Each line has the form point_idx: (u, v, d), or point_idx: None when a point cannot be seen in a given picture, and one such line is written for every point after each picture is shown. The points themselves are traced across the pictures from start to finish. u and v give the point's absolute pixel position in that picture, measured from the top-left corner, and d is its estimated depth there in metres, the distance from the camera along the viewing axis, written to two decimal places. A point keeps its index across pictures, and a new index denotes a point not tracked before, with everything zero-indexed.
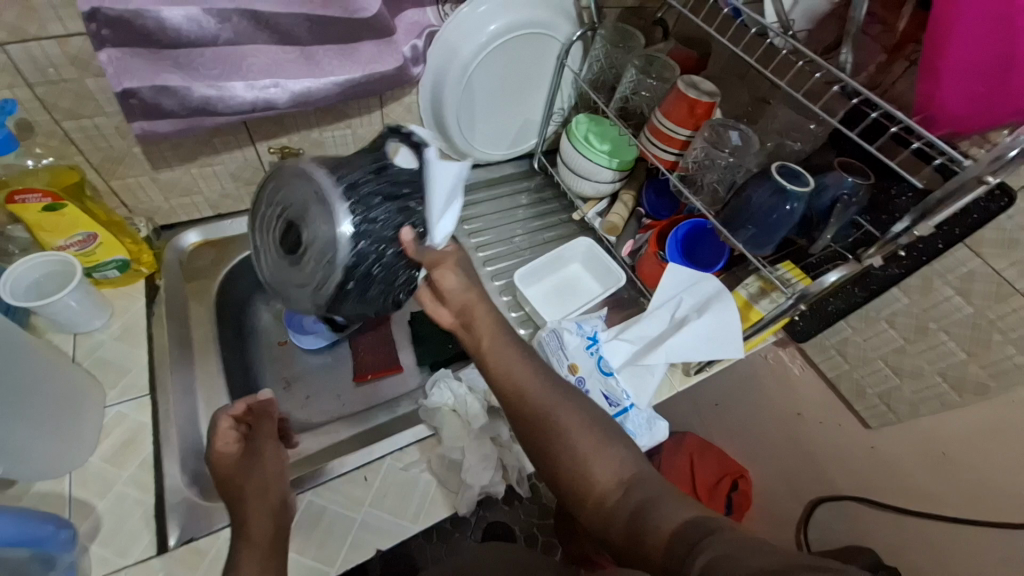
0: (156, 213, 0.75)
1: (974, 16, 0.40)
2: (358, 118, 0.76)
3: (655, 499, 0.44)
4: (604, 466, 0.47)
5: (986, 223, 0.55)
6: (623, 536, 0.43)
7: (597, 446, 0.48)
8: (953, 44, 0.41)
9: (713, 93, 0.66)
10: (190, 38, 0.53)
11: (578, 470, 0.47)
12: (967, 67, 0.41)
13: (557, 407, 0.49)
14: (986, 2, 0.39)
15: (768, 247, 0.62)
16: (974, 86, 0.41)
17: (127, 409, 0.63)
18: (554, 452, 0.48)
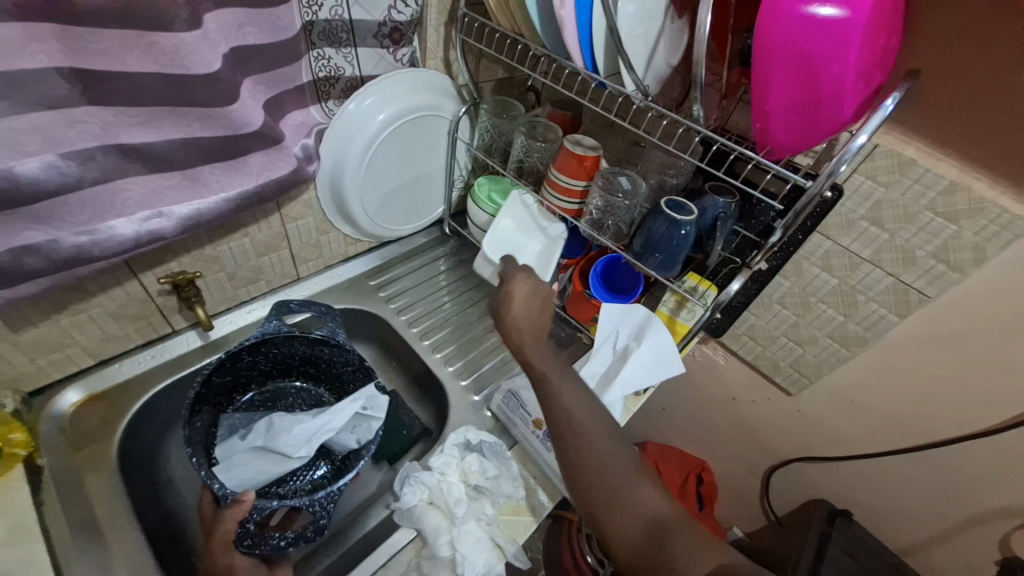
0: (21, 380, 0.63)
1: (784, 78, 0.48)
2: (255, 224, 0.72)
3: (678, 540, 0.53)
4: (633, 502, 0.55)
5: (825, 214, 0.69)
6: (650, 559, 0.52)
7: (634, 482, 0.56)
8: (773, 98, 0.49)
9: (595, 147, 0.74)
10: (51, 187, 0.47)
11: (615, 502, 0.55)
12: (788, 112, 0.50)
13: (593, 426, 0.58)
14: (789, 67, 0.48)
15: (675, 268, 0.70)
16: (798, 125, 0.51)
17: None
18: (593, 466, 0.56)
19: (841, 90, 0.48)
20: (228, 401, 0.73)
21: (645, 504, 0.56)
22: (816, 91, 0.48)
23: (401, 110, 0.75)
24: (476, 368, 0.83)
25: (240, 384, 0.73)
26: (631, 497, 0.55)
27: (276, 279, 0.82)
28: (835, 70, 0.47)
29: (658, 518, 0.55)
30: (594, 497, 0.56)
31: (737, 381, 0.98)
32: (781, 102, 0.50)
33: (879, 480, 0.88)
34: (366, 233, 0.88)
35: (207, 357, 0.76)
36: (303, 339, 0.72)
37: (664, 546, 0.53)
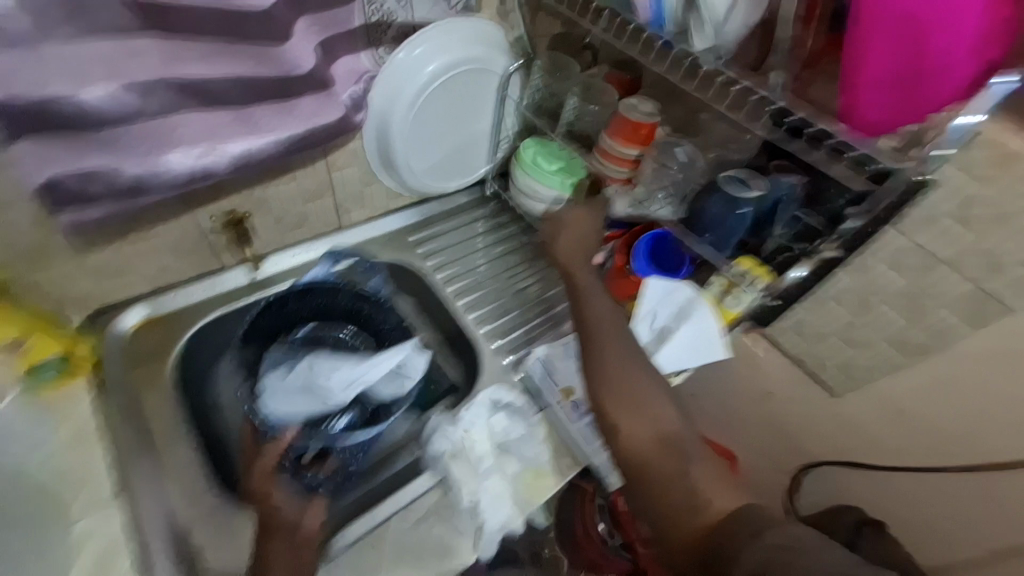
0: (88, 300, 0.68)
1: (886, 41, 0.44)
2: (302, 170, 0.73)
3: (687, 448, 0.56)
4: (650, 415, 0.58)
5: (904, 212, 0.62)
6: (663, 470, 0.54)
7: (654, 399, 0.59)
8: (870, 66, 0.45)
9: (653, 113, 0.70)
10: (114, 118, 0.49)
11: (635, 412, 0.57)
12: (884, 85, 0.46)
13: (619, 357, 0.61)
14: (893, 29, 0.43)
15: (727, 250, 0.67)
16: (891, 100, 0.46)
17: (92, 524, 0.56)
18: (614, 379, 0.59)
19: (950, 65, 0.43)
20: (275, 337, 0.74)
21: (663, 417, 0.58)
22: (920, 62, 0.43)
23: (450, 62, 0.73)
24: (507, 334, 0.83)
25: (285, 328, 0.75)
26: (650, 407, 0.58)
27: (321, 228, 0.84)
28: (944, 42, 0.42)
29: (675, 433, 0.57)
30: (609, 404, 0.58)
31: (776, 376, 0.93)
32: (877, 72, 0.45)
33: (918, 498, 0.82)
34: (409, 189, 0.88)
35: (253, 295, 0.79)
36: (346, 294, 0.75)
37: (676, 456, 0.55)
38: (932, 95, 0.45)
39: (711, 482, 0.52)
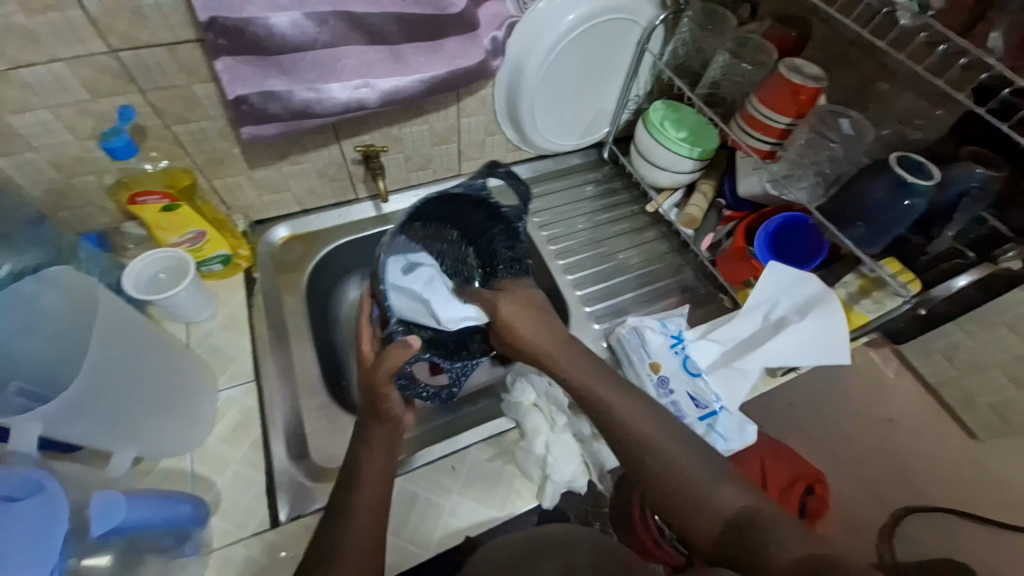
0: (250, 209, 0.79)
1: None
2: (435, 112, 0.77)
3: (772, 527, 0.45)
4: (710, 495, 0.49)
5: None
6: (735, 553, 0.44)
7: (707, 479, 0.50)
8: None
9: (819, 77, 0.62)
10: (294, 43, 0.55)
11: (686, 501, 0.50)
12: None
13: (654, 433, 0.54)
14: None
15: (878, 246, 0.58)
16: None
17: (236, 394, 0.66)
18: (647, 464, 0.53)
19: None
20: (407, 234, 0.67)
21: (728, 501, 0.48)
22: None
23: (592, 11, 0.70)
24: (602, 301, 0.82)
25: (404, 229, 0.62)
26: (706, 491, 0.49)
27: (442, 172, 0.88)
28: None
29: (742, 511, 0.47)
30: (662, 495, 0.51)
31: (903, 404, 0.78)
32: None
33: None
34: (529, 142, 0.88)
35: (377, 227, 0.86)
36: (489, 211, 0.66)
37: (750, 534, 0.45)
38: None
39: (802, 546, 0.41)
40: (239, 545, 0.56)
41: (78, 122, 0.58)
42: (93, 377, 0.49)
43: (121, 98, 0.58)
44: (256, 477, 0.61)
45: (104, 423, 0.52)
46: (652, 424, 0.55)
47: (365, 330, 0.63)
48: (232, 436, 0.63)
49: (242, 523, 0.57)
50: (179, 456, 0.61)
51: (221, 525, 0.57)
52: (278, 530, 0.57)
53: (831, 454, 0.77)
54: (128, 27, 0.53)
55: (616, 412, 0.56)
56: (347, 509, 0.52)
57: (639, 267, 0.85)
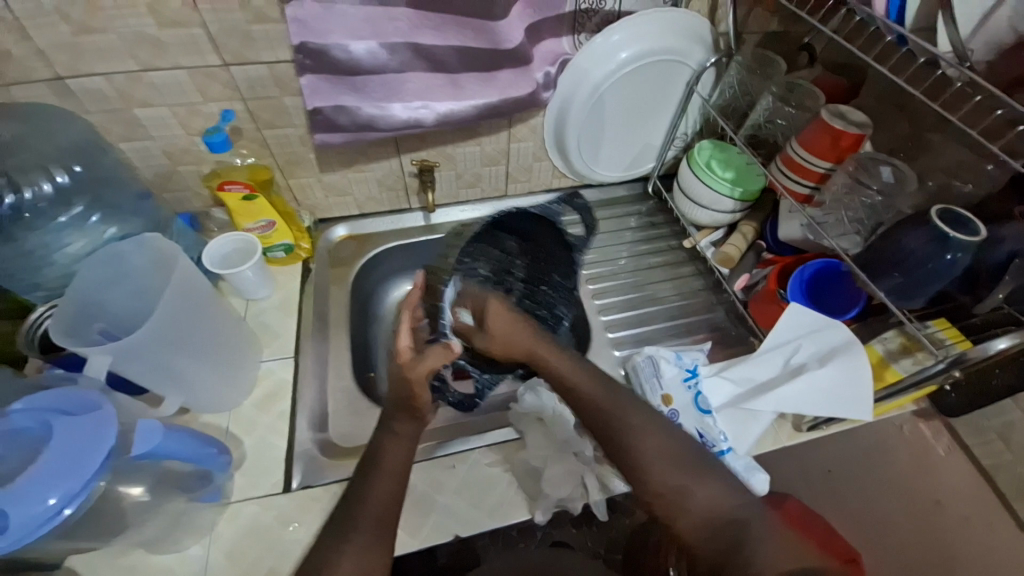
0: (317, 208, 0.89)
1: None
2: (487, 136, 0.83)
3: (755, 536, 0.47)
4: (700, 496, 0.50)
5: None
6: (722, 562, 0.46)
7: (694, 476, 0.52)
8: None
9: (864, 125, 0.63)
10: (367, 67, 0.63)
11: (673, 494, 0.51)
12: None
13: (641, 423, 0.56)
14: None
15: (919, 299, 0.55)
16: None
17: (275, 366, 0.74)
18: (637, 450, 0.54)
19: None
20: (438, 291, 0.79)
21: (715, 500, 0.50)
22: None
23: (645, 51, 0.74)
24: (625, 327, 0.82)
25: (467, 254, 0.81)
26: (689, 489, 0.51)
27: (490, 191, 0.94)
28: None
29: (730, 517, 0.49)
30: (651, 489, 0.52)
31: (950, 485, 0.70)
32: None
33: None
34: (574, 171, 0.92)
35: (425, 235, 0.93)
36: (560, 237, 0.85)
37: (738, 543, 0.46)
38: None
39: (788, 570, 0.44)
40: (250, 503, 0.62)
41: (189, 120, 0.70)
42: (156, 326, 0.59)
43: (226, 103, 0.70)
44: (277, 443, 0.67)
45: (155, 368, 0.60)
46: (643, 414, 0.57)
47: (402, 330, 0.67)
48: (264, 402, 0.70)
49: (258, 482, 0.63)
50: (218, 413, 0.69)
51: (240, 480, 0.63)
52: (287, 495, 0.62)
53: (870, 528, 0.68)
54: (239, 46, 0.64)
55: (599, 398, 0.59)
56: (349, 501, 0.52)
57: (668, 299, 0.85)
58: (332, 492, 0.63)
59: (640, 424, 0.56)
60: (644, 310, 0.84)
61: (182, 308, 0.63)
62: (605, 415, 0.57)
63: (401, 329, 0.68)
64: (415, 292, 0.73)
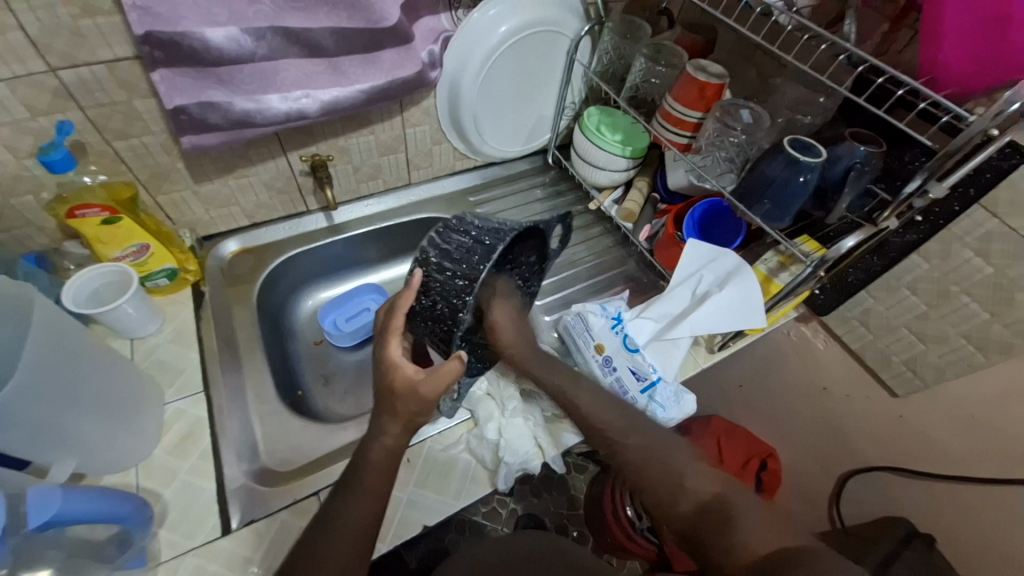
0: (198, 225, 0.79)
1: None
2: (380, 123, 0.80)
3: (733, 513, 0.48)
4: (684, 481, 0.53)
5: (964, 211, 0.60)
6: (700, 542, 0.48)
7: (672, 470, 0.54)
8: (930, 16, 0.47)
9: (721, 76, 0.71)
10: (231, 57, 0.57)
11: (650, 484, 0.54)
12: (930, 38, 0.48)
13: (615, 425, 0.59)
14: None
15: (786, 219, 0.64)
16: (929, 55, 0.49)
17: (185, 405, 0.65)
18: (616, 452, 0.58)
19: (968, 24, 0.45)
20: (435, 264, 0.63)
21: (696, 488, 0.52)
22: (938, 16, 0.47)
23: (524, 23, 0.76)
24: (552, 294, 0.85)
25: (478, 247, 0.61)
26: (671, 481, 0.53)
27: (392, 181, 0.91)
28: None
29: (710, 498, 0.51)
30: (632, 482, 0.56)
31: (832, 374, 0.88)
32: (930, 24, 0.48)
33: (944, 497, 0.79)
34: (474, 150, 0.92)
35: (329, 236, 0.88)
36: (541, 244, 0.71)
37: (714, 521, 0.48)
38: (943, 57, 0.47)
39: (762, 542, 0.44)
40: (189, 556, 0.55)
41: (16, 141, 0.59)
42: (28, 385, 0.50)
43: (60, 115, 0.59)
44: (206, 485, 0.60)
45: (35, 433, 0.51)
46: (622, 417, 0.60)
47: (397, 325, 0.61)
48: (179, 447, 0.62)
49: (192, 532, 0.56)
50: (125, 471, 0.59)
51: (169, 536, 0.56)
52: (230, 538, 0.56)
53: (754, 413, 1.06)
54: (64, 46, 0.54)
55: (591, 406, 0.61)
56: (329, 525, 0.50)
57: (586, 262, 0.90)
58: (284, 520, 0.58)
59: (607, 420, 0.60)
60: (564, 274, 0.88)
61: (56, 358, 0.53)
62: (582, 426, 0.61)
63: (393, 332, 0.60)
64: (409, 296, 0.61)
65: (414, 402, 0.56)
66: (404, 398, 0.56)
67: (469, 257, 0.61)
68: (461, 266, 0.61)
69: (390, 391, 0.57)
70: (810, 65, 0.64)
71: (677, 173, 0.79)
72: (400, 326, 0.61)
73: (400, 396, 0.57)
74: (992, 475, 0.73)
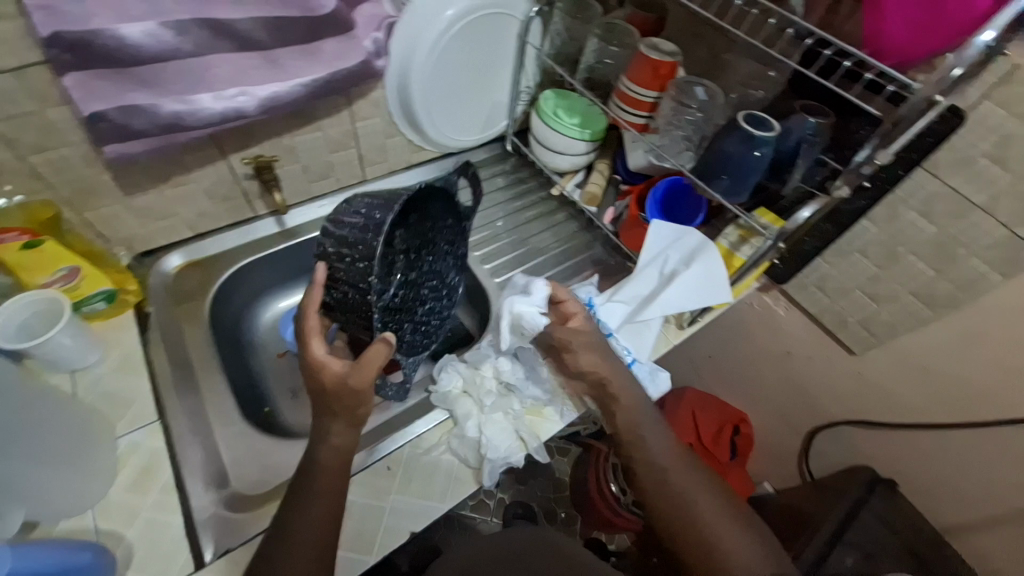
0: (135, 240, 0.73)
1: None
2: (327, 119, 0.75)
3: None
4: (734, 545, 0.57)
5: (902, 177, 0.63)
6: None
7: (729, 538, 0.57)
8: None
9: (674, 53, 0.71)
10: (154, 56, 0.52)
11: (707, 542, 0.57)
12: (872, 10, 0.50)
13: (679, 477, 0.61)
14: None
15: (744, 194, 0.66)
16: (871, 28, 0.51)
17: (139, 437, 0.60)
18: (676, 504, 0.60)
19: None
20: (333, 253, 0.58)
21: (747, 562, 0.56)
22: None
23: (472, 6, 0.73)
24: None
25: (371, 224, 0.56)
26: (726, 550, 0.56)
27: (346, 179, 0.86)
28: None
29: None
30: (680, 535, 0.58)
31: (794, 338, 0.92)
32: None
33: (903, 445, 0.86)
34: (430, 141, 0.89)
35: (283, 241, 0.83)
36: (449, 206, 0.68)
37: None
38: (884, 28, 0.50)
39: None
40: None
41: None
42: None
43: None
44: (171, 519, 0.56)
45: None
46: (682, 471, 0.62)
47: (312, 327, 0.58)
48: (137, 483, 0.57)
49: (162, 571, 0.53)
50: (79, 515, 0.55)
51: None
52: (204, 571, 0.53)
53: (722, 380, 1.13)
54: None
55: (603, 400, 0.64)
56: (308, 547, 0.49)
57: (552, 249, 0.89)
58: None
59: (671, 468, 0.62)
60: (529, 262, 0.87)
61: None
62: (648, 469, 0.62)
63: (312, 333, 0.58)
64: (315, 294, 0.59)
65: (347, 397, 0.55)
66: (342, 396, 0.55)
67: (363, 237, 0.56)
68: (360, 249, 0.56)
69: (324, 390, 0.56)
70: (758, 39, 0.65)
71: (636, 152, 0.79)
72: (316, 326, 0.58)
73: (334, 394, 0.56)
74: (944, 419, 0.79)
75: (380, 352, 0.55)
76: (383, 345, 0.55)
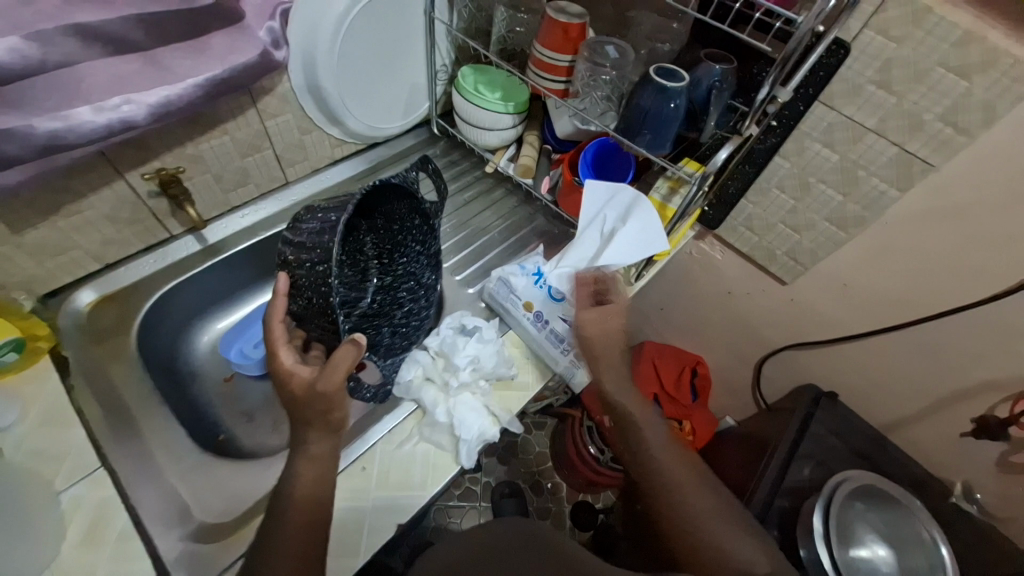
0: (33, 282, 0.66)
1: None
2: (232, 122, 0.70)
3: None
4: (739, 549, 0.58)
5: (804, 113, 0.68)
6: None
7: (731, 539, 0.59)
8: None
9: (581, 14, 0.71)
10: (16, 70, 0.46)
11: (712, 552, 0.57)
12: None
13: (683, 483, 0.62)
14: None
15: (667, 145, 0.67)
16: None
17: (82, 490, 0.56)
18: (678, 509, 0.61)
19: None
20: (294, 261, 0.59)
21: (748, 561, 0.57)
22: None
23: None
24: (468, 266, 0.84)
25: (327, 226, 0.56)
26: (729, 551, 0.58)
27: (266, 183, 0.82)
28: None
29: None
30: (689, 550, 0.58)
31: (731, 278, 0.98)
32: None
33: (838, 358, 0.95)
34: (351, 133, 0.85)
35: (205, 260, 0.77)
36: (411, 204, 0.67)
37: None
38: None
39: None
40: None
41: None
42: None
43: None
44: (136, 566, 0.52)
45: None
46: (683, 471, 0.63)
47: (278, 336, 0.56)
48: (88, 538, 0.53)
49: None
50: None
51: None
52: None
53: (674, 328, 1.18)
54: None
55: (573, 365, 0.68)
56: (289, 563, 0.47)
57: (496, 227, 0.89)
58: None
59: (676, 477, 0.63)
60: (476, 243, 0.87)
61: None
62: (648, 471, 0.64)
63: (279, 342, 0.56)
64: (281, 303, 0.57)
65: (317, 404, 0.53)
66: (312, 405, 0.53)
67: (320, 240, 0.56)
68: (316, 252, 0.56)
69: (293, 399, 0.54)
70: None
71: (563, 118, 0.79)
72: (283, 335, 0.56)
73: (304, 403, 0.54)
74: (864, 328, 0.87)
75: (350, 354, 0.53)
76: (354, 348, 0.53)
